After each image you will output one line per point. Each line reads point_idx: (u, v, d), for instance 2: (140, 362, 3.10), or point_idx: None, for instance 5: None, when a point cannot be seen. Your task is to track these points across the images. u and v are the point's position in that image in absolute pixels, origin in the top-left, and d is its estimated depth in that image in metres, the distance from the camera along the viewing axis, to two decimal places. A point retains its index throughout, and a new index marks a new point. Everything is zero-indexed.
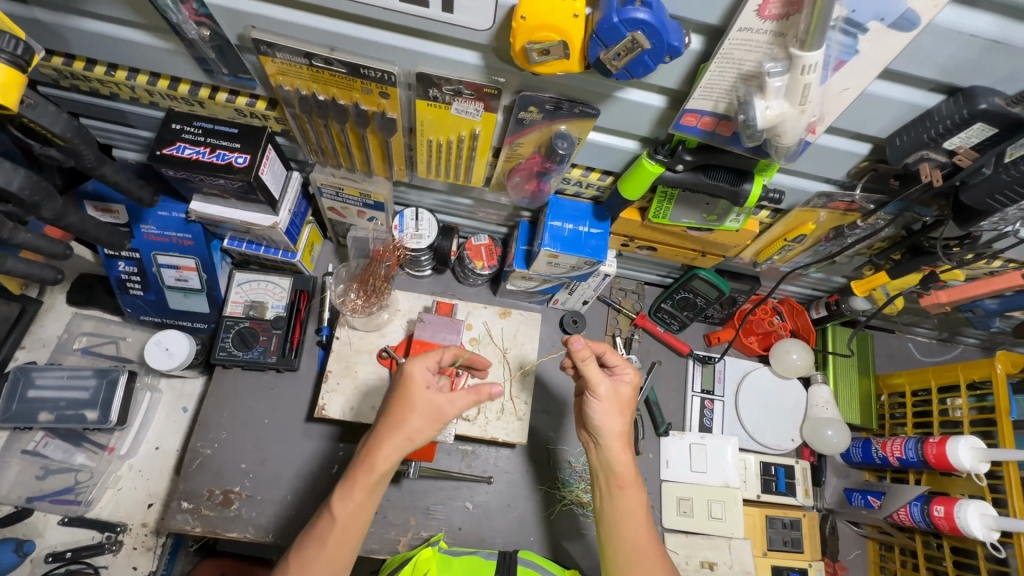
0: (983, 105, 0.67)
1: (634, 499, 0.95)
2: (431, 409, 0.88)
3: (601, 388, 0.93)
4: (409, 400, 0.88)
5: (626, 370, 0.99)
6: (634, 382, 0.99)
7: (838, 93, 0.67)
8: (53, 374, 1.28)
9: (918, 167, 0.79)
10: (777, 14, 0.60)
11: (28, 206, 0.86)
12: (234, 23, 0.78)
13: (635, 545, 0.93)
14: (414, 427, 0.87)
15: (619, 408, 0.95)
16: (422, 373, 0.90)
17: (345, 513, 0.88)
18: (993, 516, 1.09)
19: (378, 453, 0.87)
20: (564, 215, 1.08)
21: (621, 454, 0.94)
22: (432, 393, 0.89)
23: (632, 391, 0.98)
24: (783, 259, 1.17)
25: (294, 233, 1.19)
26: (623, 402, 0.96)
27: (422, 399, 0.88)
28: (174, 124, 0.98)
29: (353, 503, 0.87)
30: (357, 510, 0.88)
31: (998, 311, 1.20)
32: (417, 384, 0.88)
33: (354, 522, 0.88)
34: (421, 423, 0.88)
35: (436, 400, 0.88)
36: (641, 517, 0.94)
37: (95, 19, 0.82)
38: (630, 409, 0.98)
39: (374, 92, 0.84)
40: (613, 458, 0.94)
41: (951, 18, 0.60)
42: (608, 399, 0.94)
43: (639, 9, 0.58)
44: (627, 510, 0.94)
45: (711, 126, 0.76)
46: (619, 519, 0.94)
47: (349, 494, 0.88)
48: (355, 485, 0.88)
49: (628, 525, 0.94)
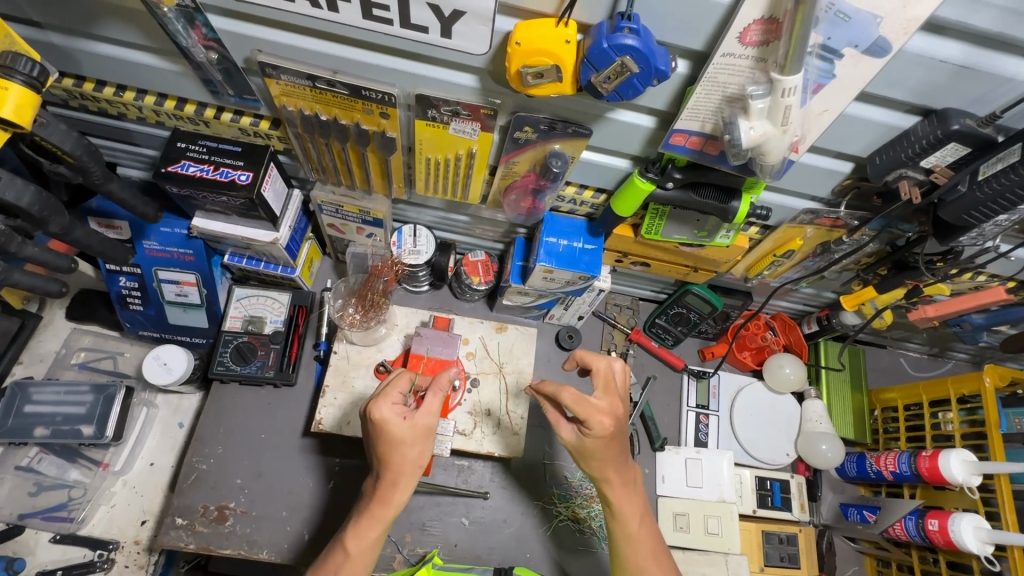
0: (956, 126, 0.70)
1: (630, 523, 0.94)
2: (419, 431, 0.88)
3: (564, 437, 0.91)
4: (395, 439, 0.86)
5: (595, 419, 0.85)
6: (605, 433, 0.86)
7: (818, 114, 0.70)
8: (51, 389, 1.29)
9: (898, 185, 0.82)
10: (757, 40, 0.63)
11: (37, 221, 0.88)
12: (242, 47, 0.81)
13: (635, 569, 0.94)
14: (413, 456, 0.88)
15: (592, 455, 0.89)
16: (392, 410, 0.87)
17: (362, 549, 0.89)
18: (987, 529, 1.10)
19: (394, 490, 0.89)
20: (558, 232, 1.10)
21: (613, 481, 0.92)
22: (412, 423, 0.87)
23: (604, 441, 0.87)
24: (772, 275, 1.19)
25: (294, 249, 1.21)
26: (590, 453, 0.89)
27: (409, 432, 0.87)
28: (179, 142, 1.01)
29: (368, 539, 0.89)
30: (373, 544, 0.90)
31: (985, 326, 1.22)
32: (398, 424, 0.86)
33: (368, 557, 0.90)
34: (418, 448, 0.88)
35: (428, 424, 0.88)
36: (643, 535, 0.95)
37: (106, 42, 0.85)
38: (604, 453, 0.89)
39: (375, 113, 0.87)
40: (604, 486, 0.93)
41: (921, 46, 0.63)
42: (577, 448, 0.90)
43: (627, 36, 0.61)
44: (629, 532, 0.94)
45: (699, 146, 0.79)
46: (623, 536, 0.95)
47: (363, 531, 0.89)
48: (369, 525, 0.89)
49: (626, 545, 0.94)
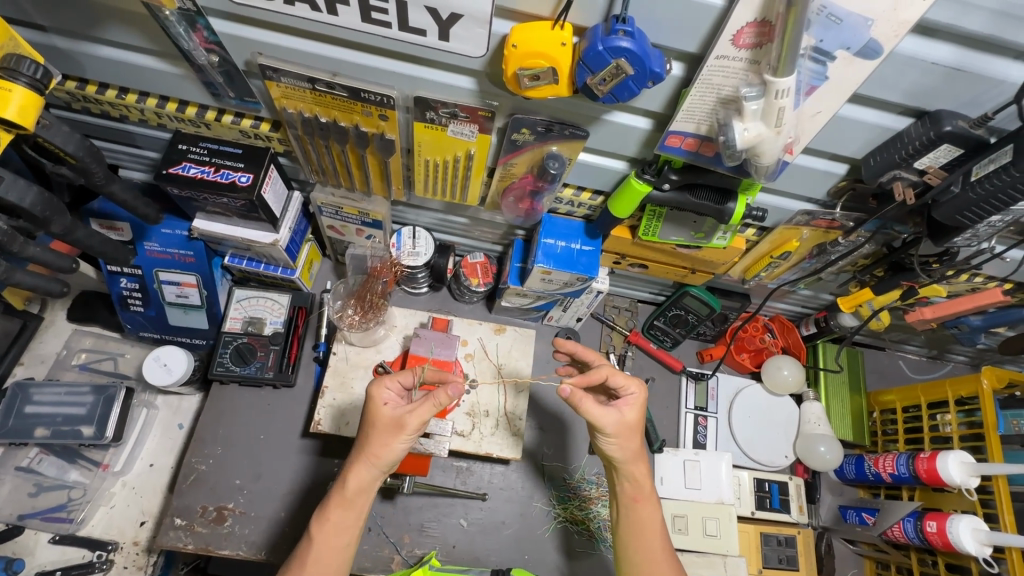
0: (948, 127, 0.70)
1: (649, 510, 0.96)
2: (392, 421, 0.91)
3: (608, 423, 0.93)
4: (372, 422, 0.92)
5: (634, 391, 0.98)
6: (641, 403, 0.98)
7: (811, 116, 0.71)
8: (51, 390, 1.30)
9: (893, 186, 0.82)
10: (751, 43, 0.64)
11: (38, 222, 0.89)
12: (242, 50, 0.82)
13: (650, 557, 0.94)
14: (376, 444, 0.90)
15: (630, 434, 0.95)
16: (383, 394, 0.94)
17: (321, 536, 0.90)
18: (985, 531, 1.10)
19: (350, 474, 0.91)
20: (556, 233, 1.11)
21: (639, 464, 0.96)
22: (391, 409, 0.91)
23: (640, 412, 0.97)
24: (770, 276, 1.20)
25: (294, 250, 1.22)
26: (631, 427, 0.95)
27: (383, 418, 0.91)
28: (181, 144, 1.02)
29: (327, 525, 0.90)
30: (331, 531, 0.90)
31: (982, 327, 1.23)
32: (377, 404, 0.92)
33: (328, 548, 0.89)
34: (382, 439, 0.90)
35: (399, 416, 0.90)
36: (657, 528, 0.96)
37: (109, 46, 0.86)
38: (640, 430, 0.97)
39: (374, 115, 0.88)
40: (633, 471, 0.96)
41: (913, 47, 0.64)
42: (617, 432, 0.94)
43: (622, 39, 0.62)
44: (644, 520, 0.96)
45: (694, 147, 0.80)
46: (636, 526, 0.96)
47: (323, 514, 0.91)
48: (329, 507, 0.91)
49: (642, 536, 0.95)
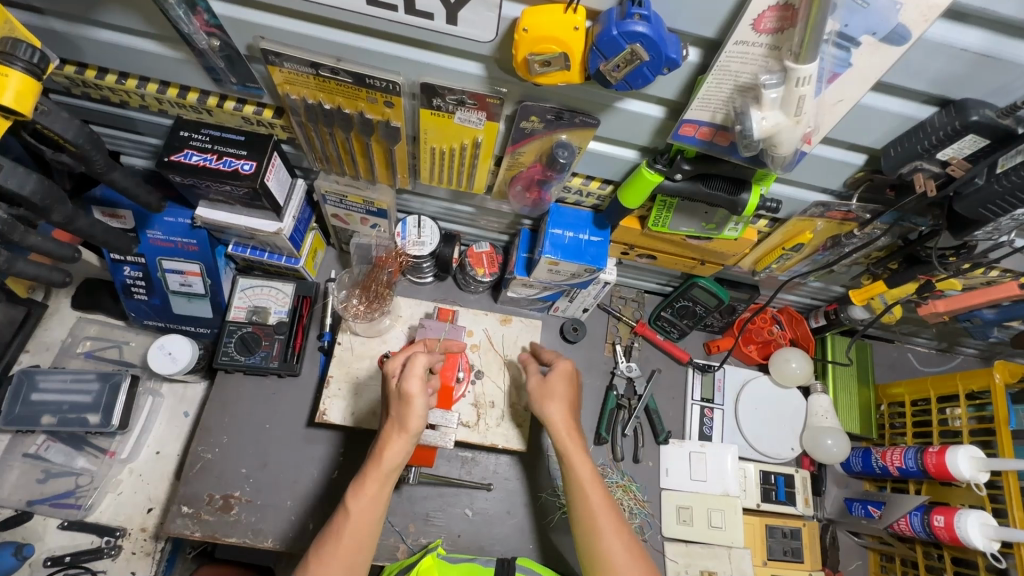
0: (975, 117, 0.68)
1: (581, 468, 0.99)
2: (398, 394, 0.92)
3: (529, 385, 1.10)
4: (387, 393, 0.95)
5: (565, 360, 1.10)
6: (571, 370, 1.08)
7: (833, 104, 0.69)
8: (56, 377, 1.29)
9: (913, 178, 0.80)
10: (772, 27, 0.61)
11: (39, 210, 0.87)
12: (244, 33, 0.80)
13: (589, 515, 0.95)
14: (394, 415, 0.92)
15: (551, 394, 1.05)
16: (399, 367, 0.98)
17: (359, 508, 0.90)
18: (993, 526, 1.09)
19: (385, 447, 0.91)
20: (564, 223, 1.09)
21: (564, 421, 1.02)
22: (398, 383, 0.94)
23: (566, 379, 1.07)
24: (781, 268, 1.18)
25: (298, 240, 1.20)
26: (554, 391, 1.05)
27: (392, 389, 0.94)
28: (182, 131, 1.00)
29: (366, 498, 0.90)
30: (370, 505, 0.90)
31: (996, 321, 1.21)
32: (389, 379, 0.96)
33: (369, 519, 0.90)
34: (400, 410, 0.92)
35: (403, 385, 0.92)
36: (591, 487, 0.97)
37: (108, 29, 0.84)
38: (567, 397, 1.06)
39: (379, 102, 0.86)
40: (558, 429, 1.02)
41: (942, 33, 0.61)
42: (537, 393, 1.07)
43: (638, 23, 0.60)
44: (577, 477, 0.98)
45: (709, 136, 0.78)
46: (573, 488, 0.98)
47: (361, 488, 0.91)
48: (365, 481, 0.91)
49: (578, 494, 0.97)
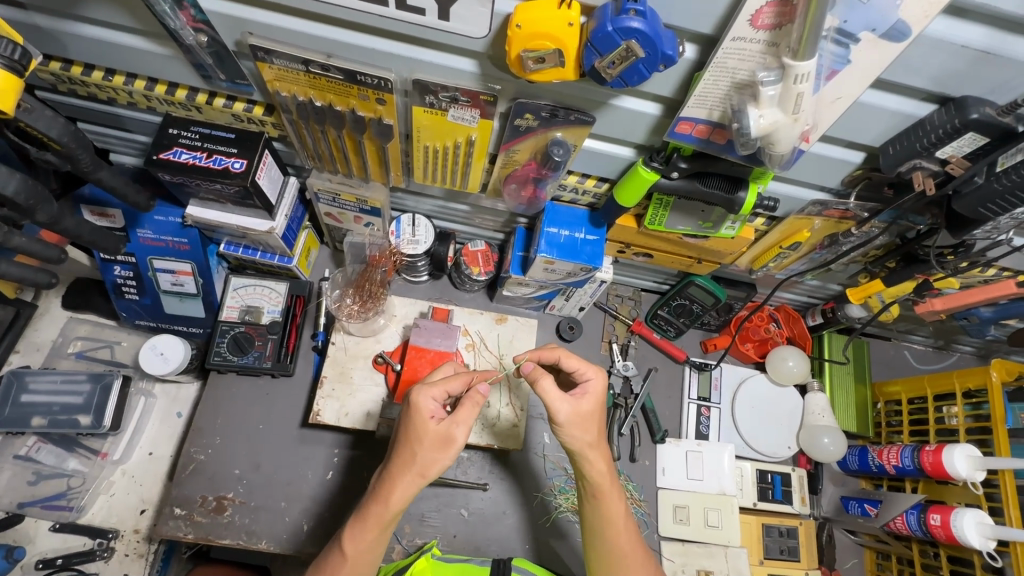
0: (975, 115, 0.67)
1: (614, 505, 0.92)
2: (437, 437, 0.85)
3: (559, 415, 0.88)
4: (417, 434, 0.85)
5: (592, 377, 0.93)
6: (599, 391, 0.93)
7: (831, 102, 0.68)
8: (47, 378, 1.28)
9: (911, 176, 0.79)
10: (770, 23, 0.60)
11: (24, 210, 0.85)
12: (233, 29, 0.78)
13: (618, 551, 0.93)
14: (425, 461, 0.84)
15: (585, 424, 0.89)
16: (430, 404, 0.87)
17: (357, 551, 0.86)
18: (990, 525, 1.08)
19: (393, 490, 0.84)
20: (559, 222, 1.08)
21: (595, 455, 0.90)
22: (440, 427, 0.85)
23: (597, 402, 0.92)
24: (778, 267, 1.18)
25: (290, 238, 1.19)
26: (586, 418, 0.90)
27: (429, 433, 0.84)
28: (171, 128, 0.98)
29: (365, 542, 0.86)
30: (368, 548, 0.86)
31: (993, 319, 1.21)
32: (423, 419, 0.85)
33: (367, 558, 0.87)
34: (432, 455, 0.85)
35: (447, 431, 0.85)
36: (623, 521, 0.93)
37: (92, 24, 0.83)
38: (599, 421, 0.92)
39: (371, 99, 0.85)
40: (591, 466, 0.90)
41: (941, 29, 0.60)
42: (571, 421, 0.88)
43: (633, 19, 0.59)
44: (609, 513, 0.92)
45: (706, 134, 0.77)
46: (603, 523, 0.93)
47: (363, 531, 0.86)
48: (368, 520, 0.86)
49: (607, 530, 0.92)
